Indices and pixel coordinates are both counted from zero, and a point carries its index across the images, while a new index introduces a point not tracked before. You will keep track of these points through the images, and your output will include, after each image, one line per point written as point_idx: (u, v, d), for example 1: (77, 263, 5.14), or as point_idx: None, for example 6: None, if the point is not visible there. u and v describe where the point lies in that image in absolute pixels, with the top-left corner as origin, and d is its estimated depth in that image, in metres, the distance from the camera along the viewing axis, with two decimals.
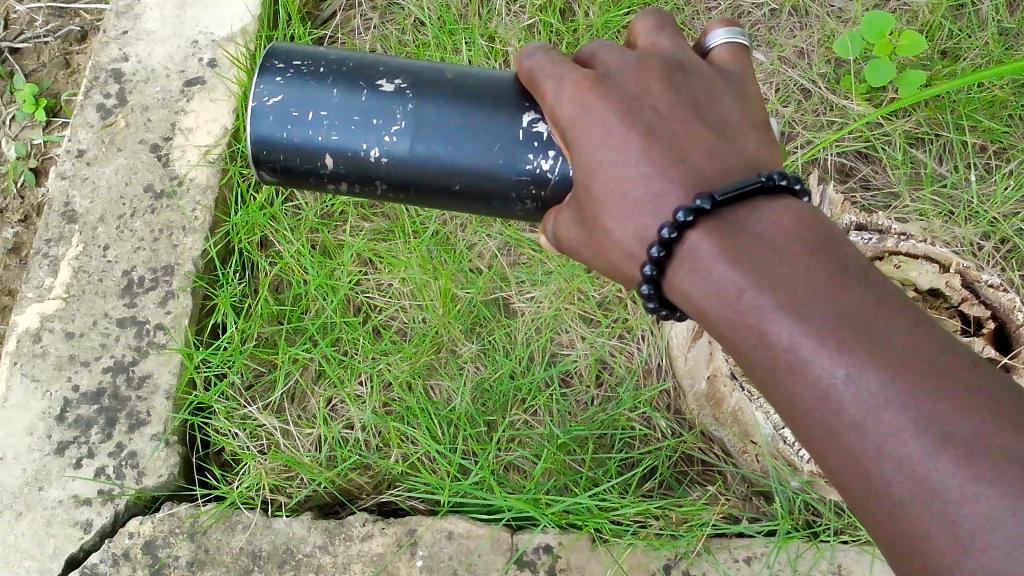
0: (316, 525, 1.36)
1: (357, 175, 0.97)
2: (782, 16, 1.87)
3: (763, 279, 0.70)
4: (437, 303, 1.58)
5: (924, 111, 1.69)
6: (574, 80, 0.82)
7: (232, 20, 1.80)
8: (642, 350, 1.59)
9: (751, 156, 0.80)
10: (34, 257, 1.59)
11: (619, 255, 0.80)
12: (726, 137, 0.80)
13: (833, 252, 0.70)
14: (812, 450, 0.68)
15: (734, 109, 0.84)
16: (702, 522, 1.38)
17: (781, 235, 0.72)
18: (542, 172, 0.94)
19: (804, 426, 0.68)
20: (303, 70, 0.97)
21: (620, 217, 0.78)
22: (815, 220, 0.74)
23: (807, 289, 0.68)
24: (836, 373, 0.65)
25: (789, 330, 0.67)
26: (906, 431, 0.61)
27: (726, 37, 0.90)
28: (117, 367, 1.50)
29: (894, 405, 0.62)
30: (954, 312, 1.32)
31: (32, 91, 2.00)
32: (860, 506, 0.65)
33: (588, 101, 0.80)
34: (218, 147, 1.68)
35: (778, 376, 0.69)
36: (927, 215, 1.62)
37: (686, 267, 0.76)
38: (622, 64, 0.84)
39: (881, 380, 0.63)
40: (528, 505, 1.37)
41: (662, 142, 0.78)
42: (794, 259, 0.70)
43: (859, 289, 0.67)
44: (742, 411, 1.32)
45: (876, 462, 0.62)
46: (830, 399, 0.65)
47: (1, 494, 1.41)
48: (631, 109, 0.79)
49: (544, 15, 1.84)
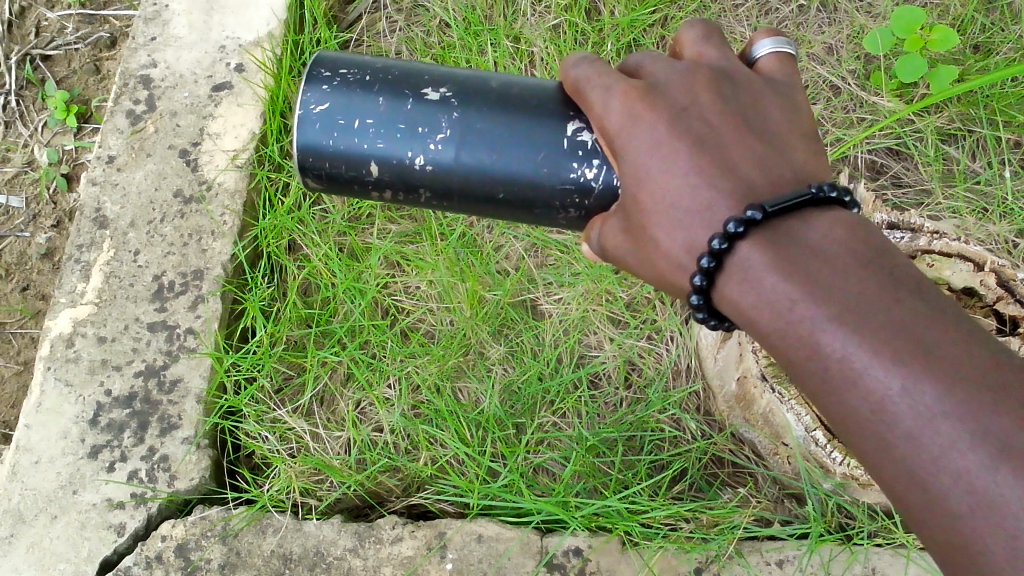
0: (346, 528, 1.37)
1: (401, 182, 0.98)
2: (810, 12, 1.86)
3: (815, 290, 0.71)
4: (465, 305, 1.58)
5: (956, 107, 1.66)
6: (622, 90, 0.82)
7: (259, 24, 1.81)
8: (671, 351, 1.58)
9: (802, 170, 0.80)
10: (67, 262, 1.61)
11: (666, 265, 0.80)
12: (775, 148, 0.80)
13: (885, 261, 0.71)
14: (867, 458, 0.70)
15: (783, 119, 0.83)
16: (733, 525, 1.36)
17: (832, 245, 0.73)
18: (587, 180, 0.93)
19: (858, 435, 0.69)
20: (349, 79, 0.98)
21: (669, 227, 0.79)
22: (866, 231, 0.74)
23: (860, 300, 0.69)
24: (891, 385, 0.65)
25: (842, 341, 0.68)
26: (963, 444, 0.62)
27: (772, 47, 0.90)
28: (148, 371, 1.51)
29: (949, 417, 0.63)
30: (988, 311, 1.29)
31: (63, 97, 2.04)
32: (914, 516, 0.66)
33: (636, 111, 0.81)
34: (247, 151, 1.69)
35: (831, 386, 0.70)
36: (960, 213, 1.60)
37: (736, 278, 0.76)
38: (669, 74, 0.84)
39: (936, 392, 0.63)
40: (558, 508, 1.37)
41: (711, 153, 0.78)
42: (846, 270, 0.70)
43: (912, 300, 0.68)
44: (773, 413, 1.31)
45: (932, 474, 0.63)
46: (885, 410, 0.66)
47: (35, 497, 1.42)
48: (679, 119, 0.80)
49: (569, 15, 1.84)
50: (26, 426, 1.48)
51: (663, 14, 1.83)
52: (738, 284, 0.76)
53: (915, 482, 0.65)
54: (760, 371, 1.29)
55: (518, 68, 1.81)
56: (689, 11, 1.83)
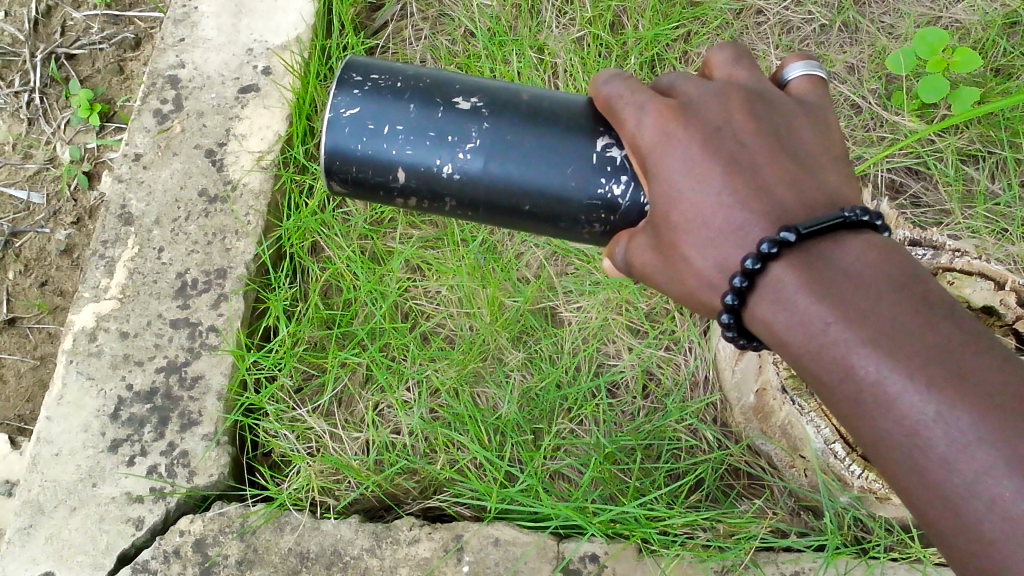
0: (363, 528, 1.38)
1: (427, 190, 0.99)
2: (832, 31, 1.87)
3: (849, 313, 0.71)
4: (485, 311, 1.59)
5: (976, 128, 1.68)
6: (655, 108, 0.83)
7: (287, 28, 1.83)
8: (689, 363, 1.59)
9: (835, 193, 0.80)
10: (91, 257, 1.62)
11: (697, 283, 0.81)
12: (809, 171, 0.81)
13: (918, 285, 0.71)
14: (896, 480, 0.70)
15: (816, 140, 0.84)
16: (750, 535, 1.37)
17: (865, 268, 0.73)
18: (613, 197, 0.95)
19: (890, 459, 0.70)
20: (380, 84, 0.99)
21: (702, 246, 0.79)
22: (898, 253, 0.75)
23: (893, 324, 0.69)
24: (925, 410, 0.66)
25: (876, 365, 0.69)
26: (998, 471, 0.63)
27: (804, 69, 0.91)
28: (169, 367, 1.52)
29: (985, 444, 0.63)
30: (1007, 330, 1.32)
31: (87, 96, 2.06)
32: (945, 541, 0.67)
33: (670, 130, 0.81)
34: (272, 152, 1.71)
35: (863, 409, 0.71)
36: (979, 233, 1.61)
37: (768, 298, 0.76)
38: (703, 95, 0.84)
39: (971, 419, 0.64)
40: (576, 513, 1.37)
41: (745, 174, 0.79)
42: (880, 293, 0.71)
43: (946, 325, 0.68)
44: (792, 425, 1.31)
45: (966, 500, 0.64)
46: (918, 435, 0.67)
47: (55, 489, 1.43)
48: (714, 140, 0.80)
49: (593, 28, 1.86)
50: (47, 418, 1.49)
51: (687, 29, 1.85)
52: (770, 305, 0.77)
53: (947, 507, 0.66)
54: (779, 383, 1.30)
55: (542, 78, 1.82)
56: (712, 27, 1.85)
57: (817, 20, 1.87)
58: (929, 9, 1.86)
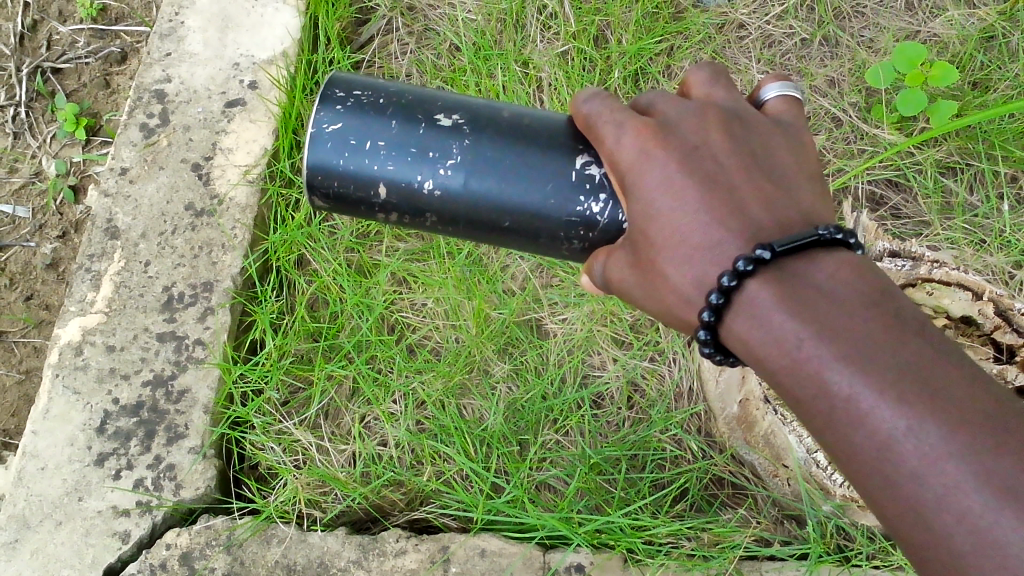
0: (350, 540, 1.38)
1: (408, 205, 1.00)
2: (812, 46, 1.90)
3: (822, 329, 0.72)
4: (471, 323, 1.61)
5: (955, 141, 1.70)
6: (634, 125, 0.84)
7: (273, 43, 1.85)
8: (673, 373, 1.60)
9: (810, 212, 0.82)
10: (78, 271, 1.63)
11: (674, 298, 0.82)
12: (784, 189, 0.83)
13: (890, 303, 0.73)
14: (867, 493, 0.72)
15: (791, 160, 0.86)
16: (734, 544, 1.38)
17: (838, 285, 0.74)
18: (592, 214, 0.96)
19: (860, 473, 0.71)
20: (363, 100, 1.00)
21: (679, 262, 0.80)
22: (870, 271, 0.76)
23: (866, 341, 0.71)
24: (897, 426, 0.67)
25: (849, 381, 0.70)
26: (968, 485, 0.64)
27: (781, 89, 0.93)
28: (156, 381, 1.53)
29: (955, 460, 0.65)
30: (986, 339, 1.33)
31: (73, 110, 2.06)
32: (916, 553, 0.68)
33: (648, 147, 0.82)
34: (258, 166, 1.72)
35: (836, 424, 0.72)
36: (958, 244, 1.63)
37: (744, 314, 0.78)
38: (680, 113, 0.86)
39: (941, 435, 0.66)
40: (562, 523, 1.39)
41: (721, 192, 0.80)
42: (853, 310, 0.72)
43: (918, 343, 0.70)
44: (774, 434, 1.32)
45: (936, 513, 0.66)
46: (890, 449, 0.68)
47: (42, 503, 1.43)
48: (692, 158, 0.82)
49: (578, 42, 1.87)
50: (34, 432, 1.49)
51: (670, 44, 1.87)
52: (745, 321, 0.78)
53: (918, 520, 0.67)
54: (762, 394, 1.31)
55: (527, 92, 1.84)
56: (694, 41, 1.87)
57: (798, 34, 1.90)
58: (908, 23, 1.89)
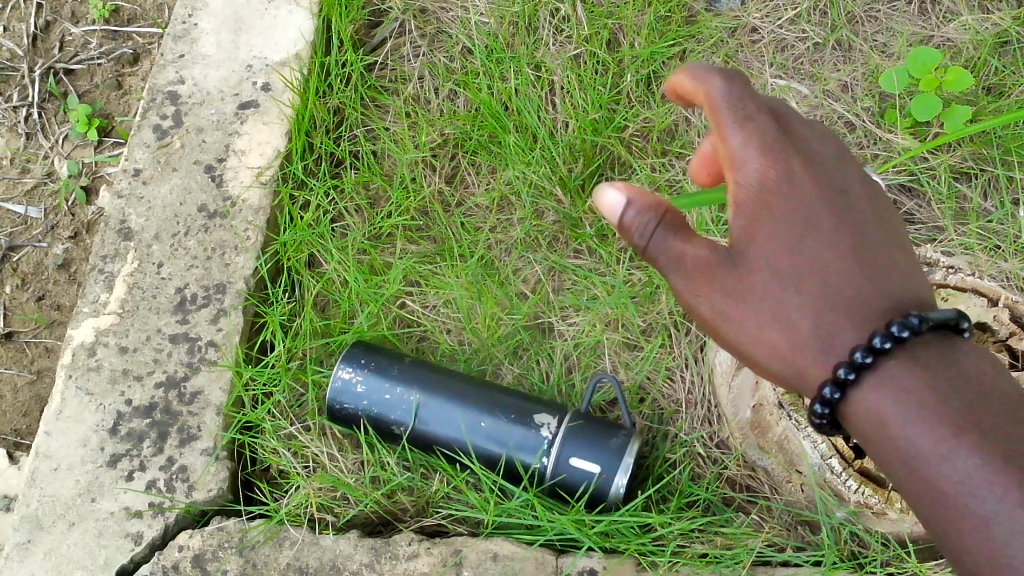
0: (362, 543, 1.38)
1: None
2: (825, 50, 1.88)
3: (916, 371, 0.91)
4: (482, 326, 1.62)
5: (969, 145, 1.69)
6: (779, 153, 1.04)
7: (286, 45, 1.85)
8: (686, 379, 1.59)
9: (921, 294, 1.01)
10: (91, 273, 1.63)
11: (774, 322, 1.01)
12: (885, 245, 1.03)
13: (971, 363, 0.92)
14: (921, 502, 0.90)
15: (894, 214, 1.08)
16: (747, 548, 1.37)
17: (937, 341, 0.93)
18: None
19: (919, 486, 0.89)
20: None
21: (786, 283, 1.01)
22: (966, 339, 0.95)
23: (941, 383, 0.90)
24: (958, 451, 0.86)
25: (916, 410, 0.90)
26: (1003, 503, 0.82)
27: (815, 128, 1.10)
28: (169, 382, 1.53)
29: (992, 480, 0.83)
30: (1001, 346, 1.31)
31: (85, 111, 2.06)
32: (960, 553, 0.86)
33: (794, 176, 1.03)
34: (271, 168, 1.72)
35: (905, 447, 0.91)
36: (972, 249, 1.63)
37: (824, 349, 0.98)
38: (819, 147, 1.08)
39: (984, 456, 0.84)
40: (575, 524, 1.38)
41: (847, 237, 1.02)
42: (944, 362, 0.92)
43: (992, 393, 0.89)
44: (788, 440, 1.33)
45: (978, 523, 0.84)
46: (943, 467, 0.87)
47: (54, 504, 1.44)
48: (835, 205, 1.04)
49: (590, 46, 1.87)
50: (47, 433, 1.50)
51: (682, 48, 1.87)
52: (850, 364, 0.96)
53: (960, 527, 0.85)
54: (777, 400, 1.32)
55: (539, 95, 1.83)
56: (707, 45, 1.87)
57: (811, 38, 1.88)
58: (922, 28, 1.87)
